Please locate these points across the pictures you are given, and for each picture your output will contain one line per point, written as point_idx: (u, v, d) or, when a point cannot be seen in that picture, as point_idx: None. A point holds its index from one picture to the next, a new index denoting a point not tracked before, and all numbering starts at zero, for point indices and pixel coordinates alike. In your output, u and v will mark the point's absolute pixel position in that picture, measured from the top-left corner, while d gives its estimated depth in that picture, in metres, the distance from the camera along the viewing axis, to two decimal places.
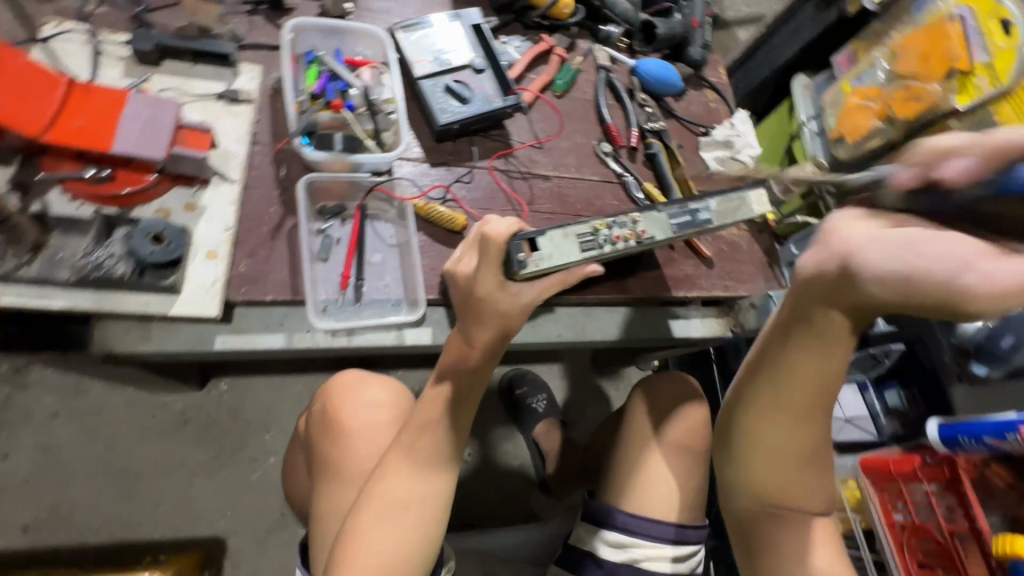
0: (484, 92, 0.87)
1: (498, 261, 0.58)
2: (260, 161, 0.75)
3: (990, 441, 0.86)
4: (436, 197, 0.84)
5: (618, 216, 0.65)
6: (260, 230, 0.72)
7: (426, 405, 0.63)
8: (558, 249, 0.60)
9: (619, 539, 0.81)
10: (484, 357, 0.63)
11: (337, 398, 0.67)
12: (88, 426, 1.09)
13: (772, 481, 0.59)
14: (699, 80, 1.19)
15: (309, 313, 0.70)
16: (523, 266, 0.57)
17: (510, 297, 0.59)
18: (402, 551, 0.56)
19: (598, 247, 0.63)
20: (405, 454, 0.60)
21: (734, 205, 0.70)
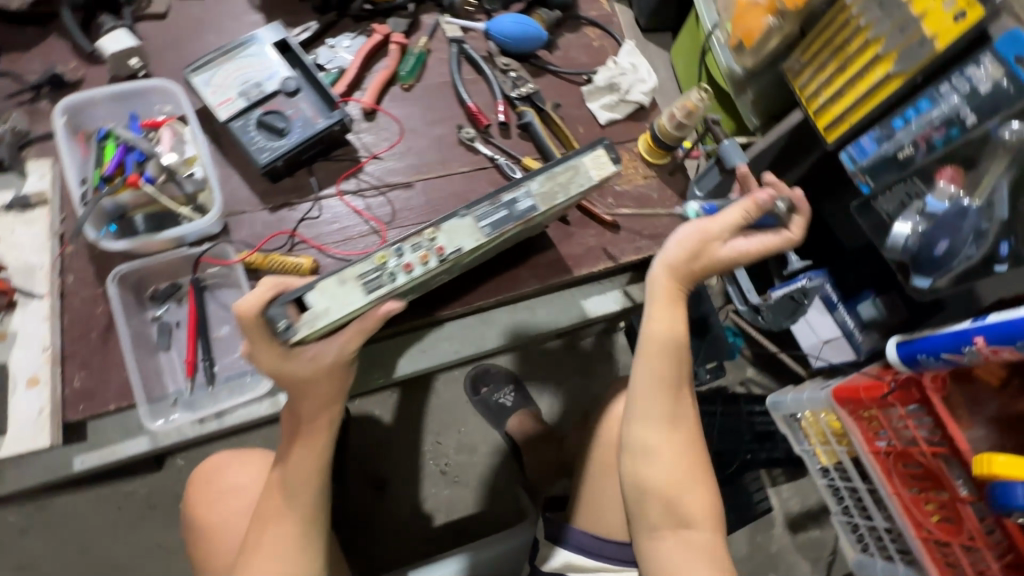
0: (302, 116, 0.78)
1: (265, 334, 0.56)
2: (75, 262, 0.70)
3: (948, 357, 0.76)
4: (279, 246, 0.77)
5: (402, 241, 0.60)
6: (88, 336, 0.68)
7: (269, 495, 0.62)
8: (333, 301, 0.58)
9: (574, 559, 0.78)
10: (315, 427, 0.63)
11: (199, 495, 0.70)
12: (60, 532, 1.12)
13: (662, 469, 0.66)
14: (572, 20, 1.06)
15: (140, 417, 0.63)
16: (292, 333, 0.56)
17: (310, 361, 0.58)
18: None
19: (386, 283, 0.60)
20: (253, 547, 0.60)
21: (563, 180, 0.64)
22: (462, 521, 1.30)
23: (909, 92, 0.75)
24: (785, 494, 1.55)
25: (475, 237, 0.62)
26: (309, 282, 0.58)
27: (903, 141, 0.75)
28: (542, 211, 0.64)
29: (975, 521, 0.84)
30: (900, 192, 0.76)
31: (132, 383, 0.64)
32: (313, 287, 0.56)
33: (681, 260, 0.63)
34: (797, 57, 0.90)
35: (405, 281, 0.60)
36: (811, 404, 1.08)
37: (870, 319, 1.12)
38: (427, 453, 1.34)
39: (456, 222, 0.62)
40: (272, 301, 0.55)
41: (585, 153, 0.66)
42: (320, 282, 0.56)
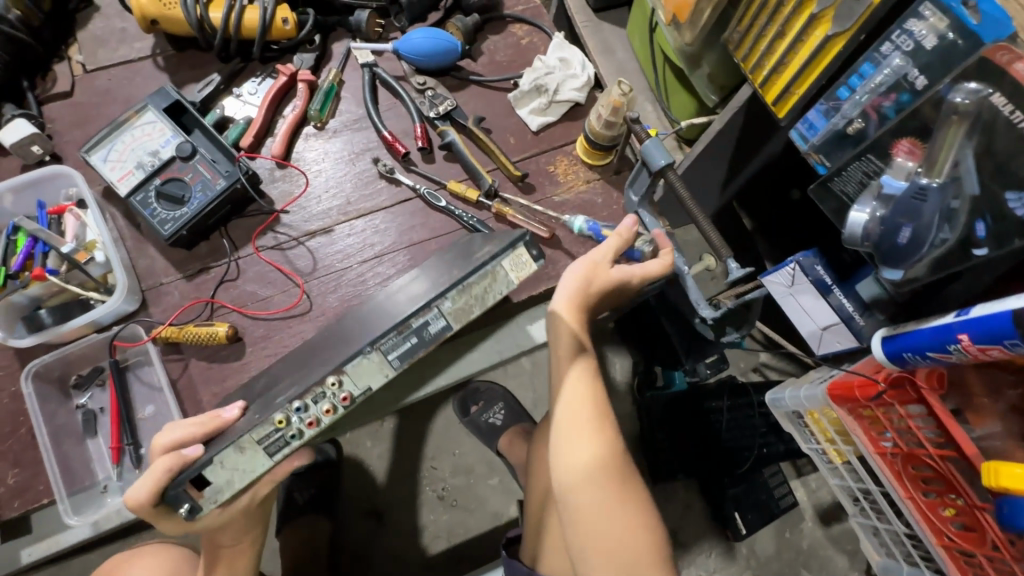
0: (202, 179, 0.76)
1: (167, 509, 0.50)
2: (1, 360, 0.71)
3: (935, 357, 0.65)
4: (199, 315, 0.76)
5: (306, 396, 0.50)
6: (19, 432, 0.69)
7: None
8: (235, 471, 0.49)
9: None
10: (238, 549, 0.59)
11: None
12: None
13: (594, 489, 0.62)
14: (496, 20, 0.99)
15: (60, 512, 0.64)
16: (193, 513, 0.49)
17: (219, 514, 0.51)
18: None
19: (291, 441, 0.51)
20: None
21: (480, 291, 0.56)
22: (465, 546, 1.28)
23: (853, 54, 0.65)
24: (813, 485, 1.43)
25: (385, 376, 0.53)
26: (205, 454, 0.49)
27: (851, 113, 0.64)
28: (455, 328, 0.55)
29: (998, 530, 0.72)
30: (857, 171, 0.65)
31: (49, 478, 0.64)
32: (210, 465, 0.48)
33: (582, 289, 0.65)
34: (734, 26, 0.80)
35: (310, 438, 0.51)
36: (810, 402, 0.98)
37: (873, 299, 0.99)
38: (422, 480, 1.32)
39: (362, 362, 0.52)
40: (169, 486, 0.48)
41: (502, 257, 0.55)
42: (215, 459, 0.48)
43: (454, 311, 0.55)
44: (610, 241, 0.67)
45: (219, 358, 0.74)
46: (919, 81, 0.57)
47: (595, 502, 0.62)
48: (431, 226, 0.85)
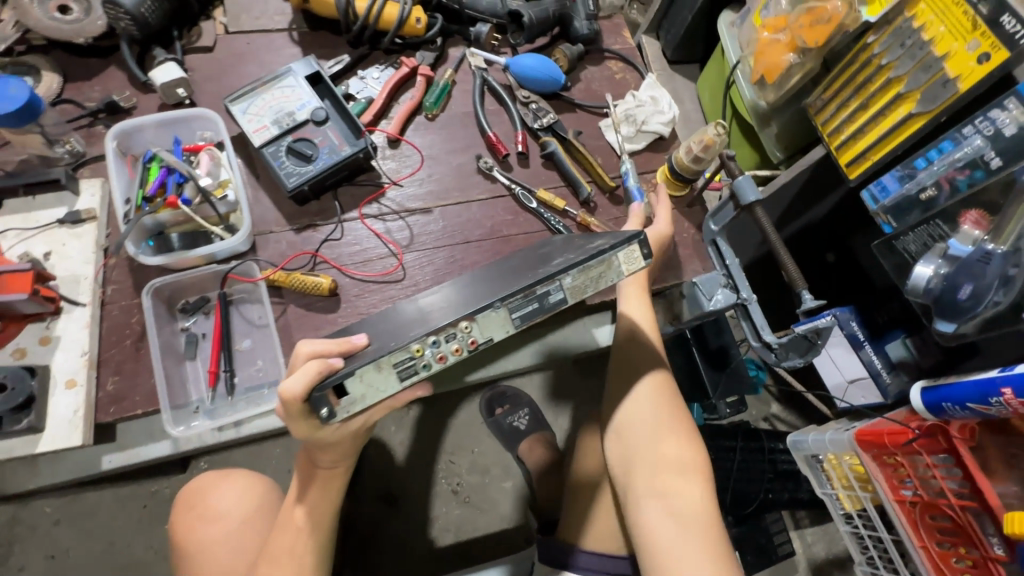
0: (330, 144, 0.83)
1: (305, 412, 0.53)
2: (116, 274, 0.75)
3: (975, 408, 0.72)
4: (302, 265, 0.82)
5: (439, 333, 0.54)
6: (123, 343, 0.73)
7: (280, 531, 0.59)
8: (371, 388, 0.53)
9: None
10: (334, 474, 0.60)
11: (185, 515, 0.66)
12: (88, 527, 1.17)
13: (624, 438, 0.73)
14: (597, 52, 1.10)
15: (164, 422, 0.67)
16: (330, 417, 0.53)
17: (338, 428, 0.56)
18: None
19: (420, 371, 0.55)
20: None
21: (595, 274, 0.60)
22: (471, 543, 1.30)
23: (932, 132, 0.74)
24: (810, 538, 1.47)
25: (508, 330, 0.57)
26: (348, 366, 0.53)
27: (925, 182, 0.73)
28: (570, 301, 0.60)
29: None
30: (922, 233, 0.74)
31: (157, 388, 0.68)
32: (354, 377, 0.51)
33: None
34: (819, 94, 0.89)
35: (438, 371, 0.55)
36: (833, 446, 1.05)
37: (899, 360, 1.08)
38: (439, 472, 1.34)
39: (490, 316, 0.56)
40: (314, 388, 0.52)
41: (619, 248, 0.60)
42: (360, 373, 0.51)
43: (571, 286, 0.60)
44: None
45: (316, 308, 0.79)
46: (993, 163, 0.66)
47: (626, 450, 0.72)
48: (520, 223, 0.92)
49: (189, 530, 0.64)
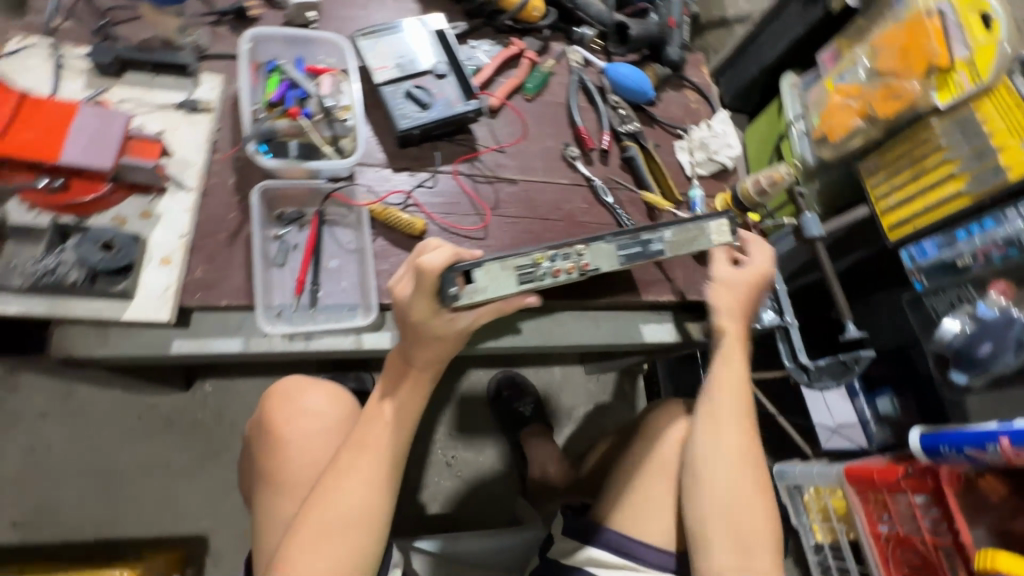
0: (445, 97, 0.87)
1: (430, 291, 0.55)
2: (219, 170, 0.76)
3: (970, 453, 0.82)
4: (395, 203, 0.84)
5: (561, 247, 0.60)
6: (217, 236, 0.73)
7: (364, 423, 0.62)
8: (496, 281, 0.57)
9: (601, 556, 0.82)
10: (423, 377, 0.63)
11: (273, 407, 0.65)
12: (76, 427, 1.13)
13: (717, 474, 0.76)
14: (678, 80, 1.17)
15: (257, 316, 0.71)
16: (455, 300, 0.56)
17: (446, 322, 0.58)
18: (346, 564, 0.57)
19: (537, 280, 0.59)
20: (340, 477, 0.59)
21: (690, 235, 0.68)
22: (455, 516, 1.32)
23: (974, 210, 0.87)
24: None
25: (615, 262, 0.62)
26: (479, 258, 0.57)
27: (964, 250, 0.86)
28: (667, 255, 0.66)
29: None
30: (952, 295, 0.88)
31: (255, 292, 0.72)
32: (485, 265, 0.56)
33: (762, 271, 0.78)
34: (875, 160, 1.00)
35: (552, 285, 0.60)
36: (820, 479, 1.11)
37: (885, 414, 1.18)
38: (437, 442, 1.36)
39: (602, 245, 0.63)
40: (447, 268, 0.55)
41: (710, 219, 0.69)
42: (492, 262, 0.56)
43: (669, 241, 0.68)
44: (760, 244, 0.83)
45: (402, 245, 0.81)
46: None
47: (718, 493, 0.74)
48: (594, 214, 0.98)
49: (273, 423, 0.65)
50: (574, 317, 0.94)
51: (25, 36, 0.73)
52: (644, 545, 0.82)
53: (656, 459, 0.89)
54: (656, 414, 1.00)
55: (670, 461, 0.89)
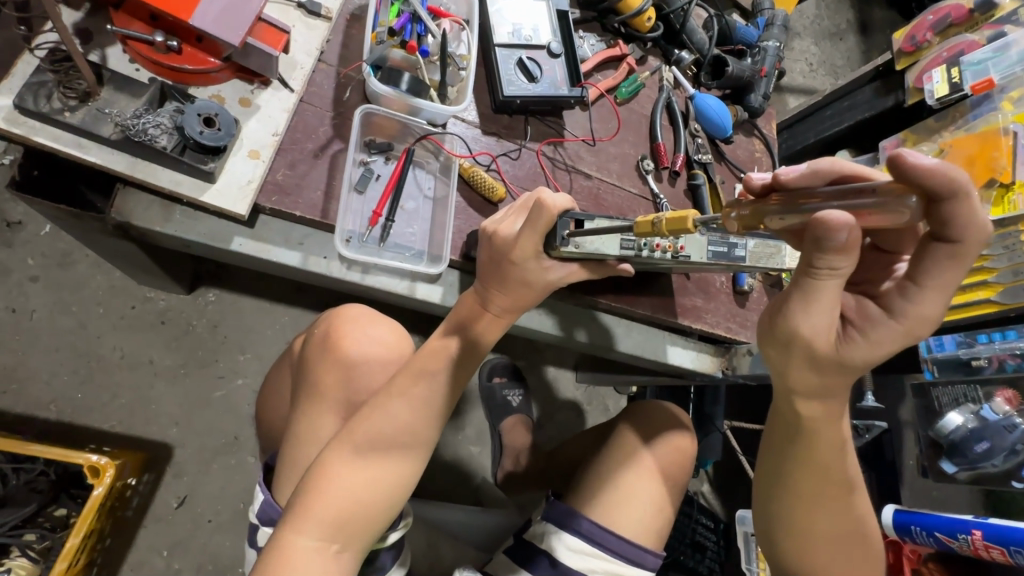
0: (553, 77, 0.87)
1: (544, 230, 0.58)
2: (321, 79, 0.74)
3: (940, 538, 0.88)
4: (481, 162, 0.84)
5: None
6: (304, 145, 0.71)
7: (425, 354, 0.62)
8: (601, 238, 0.59)
9: (577, 546, 0.71)
10: (496, 322, 0.64)
11: (343, 327, 0.68)
12: (65, 298, 1.06)
13: (816, 522, 0.60)
14: (750, 126, 1.17)
15: (336, 239, 0.70)
16: (563, 245, 0.59)
17: (539, 269, 0.61)
18: (382, 482, 0.57)
19: (636, 251, 0.60)
20: (393, 397, 0.59)
21: (770, 252, 0.66)
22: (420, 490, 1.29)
23: (999, 318, 0.93)
24: None
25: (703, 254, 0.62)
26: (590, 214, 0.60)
27: (980, 353, 0.93)
28: (746, 264, 0.65)
29: None
30: (957, 391, 0.93)
31: (336, 210, 0.70)
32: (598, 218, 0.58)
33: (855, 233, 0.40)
34: None
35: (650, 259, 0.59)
36: None
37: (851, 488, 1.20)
38: None
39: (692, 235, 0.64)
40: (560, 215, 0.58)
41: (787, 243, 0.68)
42: (605, 217, 0.59)
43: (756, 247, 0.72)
44: (820, 168, 0.47)
45: (477, 206, 0.79)
46: None
47: (810, 530, 0.60)
48: None
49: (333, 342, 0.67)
50: (600, 317, 0.96)
51: None
52: (619, 538, 0.71)
53: (639, 456, 0.78)
54: (621, 421, 0.85)
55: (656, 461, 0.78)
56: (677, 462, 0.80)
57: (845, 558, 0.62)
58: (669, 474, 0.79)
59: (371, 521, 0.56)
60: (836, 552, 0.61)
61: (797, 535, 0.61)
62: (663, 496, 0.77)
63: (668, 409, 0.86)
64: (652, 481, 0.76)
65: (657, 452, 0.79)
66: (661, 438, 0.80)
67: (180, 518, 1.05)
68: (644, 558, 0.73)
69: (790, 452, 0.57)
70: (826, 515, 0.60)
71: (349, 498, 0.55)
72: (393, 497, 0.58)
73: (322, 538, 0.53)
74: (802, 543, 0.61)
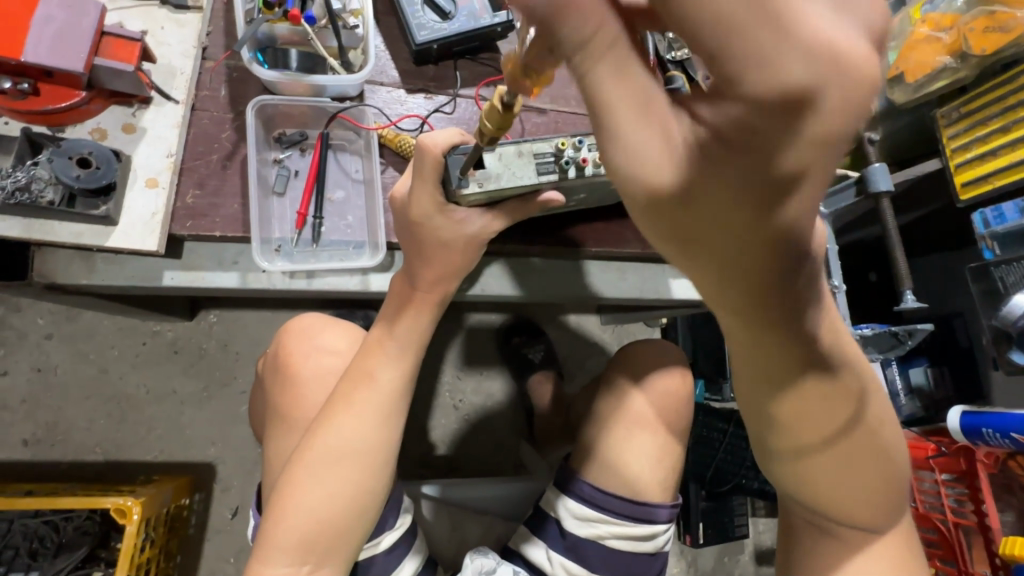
0: (471, 7, 0.75)
1: (436, 178, 0.53)
2: (209, 80, 0.67)
3: (1018, 438, 0.77)
4: (408, 128, 0.74)
5: (586, 136, 0.57)
6: (209, 158, 0.65)
7: (365, 355, 0.59)
8: (510, 168, 0.54)
9: (583, 514, 0.67)
10: (430, 300, 0.60)
11: (290, 342, 0.64)
12: (82, 348, 1.12)
13: (835, 451, 0.48)
14: None
15: (254, 251, 0.65)
16: (464, 187, 0.52)
17: (455, 225, 0.56)
18: (345, 497, 0.54)
19: (559, 172, 0.55)
20: (337, 408, 0.56)
21: None
22: (462, 461, 1.29)
23: None
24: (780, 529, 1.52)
25: None
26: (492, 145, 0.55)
27: None
28: None
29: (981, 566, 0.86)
30: None
31: (252, 219, 0.64)
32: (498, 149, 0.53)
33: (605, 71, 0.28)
34: (956, 106, 0.88)
35: (576, 175, 0.56)
36: None
37: (916, 385, 1.12)
38: (445, 385, 1.31)
39: None
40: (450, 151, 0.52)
41: None
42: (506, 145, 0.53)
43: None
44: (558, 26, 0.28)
45: None
46: None
47: (830, 455, 0.48)
48: None
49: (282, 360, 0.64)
50: (580, 258, 0.81)
51: None
52: (623, 499, 0.66)
53: (629, 406, 0.72)
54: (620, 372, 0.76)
55: (651, 411, 0.71)
56: (675, 407, 0.73)
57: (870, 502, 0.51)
58: (669, 422, 0.72)
59: (344, 539, 0.54)
60: (865, 479, 0.50)
61: (793, 464, 0.50)
62: (667, 444, 0.71)
63: (661, 347, 0.77)
64: (653, 433, 0.70)
65: (647, 399, 0.72)
66: (657, 381, 0.73)
67: (238, 526, 1.12)
68: (656, 514, 0.67)
69: (782, 390, 0.44)
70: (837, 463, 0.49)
71: (312, 520, 0.52)
72: (361, 510, 0.54)
73: (292, 563, 0.52)
74: (807, 475, 0.50)
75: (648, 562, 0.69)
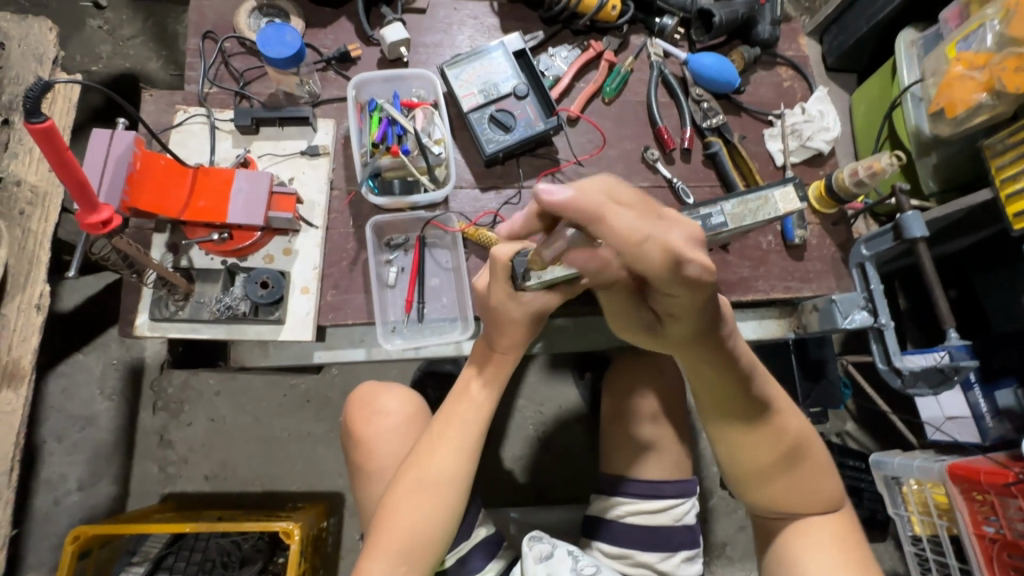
0: (527, 118, 0.93)
1: (506, 275, 0.68)
2: (337, 205, 0.89)
3: None
4: (485, 223, 0.92)
5: None
6: (341, 263, 0.87)
7: (456, 402, 0.76)
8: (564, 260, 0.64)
9: (632, 506, 0.83)
10: (506, 360, 0.76)
11: (364, 399, 0.86)
12: (241, 402, 1.40)
13: (798, 466, 0.69)
14: (770, 57, 1.09)
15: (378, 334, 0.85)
16: (526, 279, 0.66)
17: (523, 311, 0.71)
18: (435, 514, 0.70)
19: None
20: (433, 448, 0.73)
21: (755, 206, 0.76)
22: (546, 486, 1.44)
23: None
24: None
25: None
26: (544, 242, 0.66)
27: None
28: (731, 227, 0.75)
29: None
30: None
31: (376, 310, 0.85)
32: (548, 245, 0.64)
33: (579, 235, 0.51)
34: (1003, 137, 0.91)
35: None
36: (921, 474, 1.09)
37: (1005, 407, 1.11)
38: (527, 418, 1.47)
39: None
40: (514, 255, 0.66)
41: (776, 187, 0.76)
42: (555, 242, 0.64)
43: (732, 214, 0.77)
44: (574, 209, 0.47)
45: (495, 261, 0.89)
46: None
47: (787, 466, 0.69)
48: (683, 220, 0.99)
49: (366, 413, 0.85)
50: None
51: (186, 108, 0.89)
52: (640, 482, 0.83)
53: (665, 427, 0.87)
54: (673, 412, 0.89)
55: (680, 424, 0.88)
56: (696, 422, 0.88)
57: (846, 550, 0.68)
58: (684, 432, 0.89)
59: (430, 547, 0.69)
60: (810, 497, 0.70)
61: (763, 468, 0.69)
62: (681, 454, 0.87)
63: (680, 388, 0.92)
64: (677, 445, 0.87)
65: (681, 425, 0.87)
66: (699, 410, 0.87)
67: None
68: (660, 488, 0.83)
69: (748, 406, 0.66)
70: (806, 477, 0.69)
71: (409, 529, 0.69)
72: (445, 525, 0.70)
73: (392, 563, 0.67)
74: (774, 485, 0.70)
75: (669, 535, 0.83)
